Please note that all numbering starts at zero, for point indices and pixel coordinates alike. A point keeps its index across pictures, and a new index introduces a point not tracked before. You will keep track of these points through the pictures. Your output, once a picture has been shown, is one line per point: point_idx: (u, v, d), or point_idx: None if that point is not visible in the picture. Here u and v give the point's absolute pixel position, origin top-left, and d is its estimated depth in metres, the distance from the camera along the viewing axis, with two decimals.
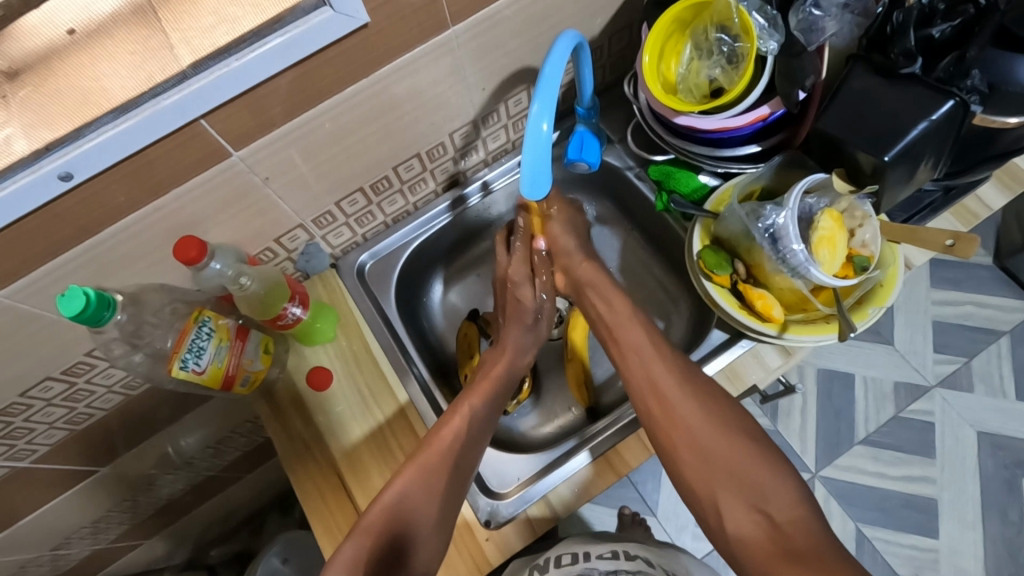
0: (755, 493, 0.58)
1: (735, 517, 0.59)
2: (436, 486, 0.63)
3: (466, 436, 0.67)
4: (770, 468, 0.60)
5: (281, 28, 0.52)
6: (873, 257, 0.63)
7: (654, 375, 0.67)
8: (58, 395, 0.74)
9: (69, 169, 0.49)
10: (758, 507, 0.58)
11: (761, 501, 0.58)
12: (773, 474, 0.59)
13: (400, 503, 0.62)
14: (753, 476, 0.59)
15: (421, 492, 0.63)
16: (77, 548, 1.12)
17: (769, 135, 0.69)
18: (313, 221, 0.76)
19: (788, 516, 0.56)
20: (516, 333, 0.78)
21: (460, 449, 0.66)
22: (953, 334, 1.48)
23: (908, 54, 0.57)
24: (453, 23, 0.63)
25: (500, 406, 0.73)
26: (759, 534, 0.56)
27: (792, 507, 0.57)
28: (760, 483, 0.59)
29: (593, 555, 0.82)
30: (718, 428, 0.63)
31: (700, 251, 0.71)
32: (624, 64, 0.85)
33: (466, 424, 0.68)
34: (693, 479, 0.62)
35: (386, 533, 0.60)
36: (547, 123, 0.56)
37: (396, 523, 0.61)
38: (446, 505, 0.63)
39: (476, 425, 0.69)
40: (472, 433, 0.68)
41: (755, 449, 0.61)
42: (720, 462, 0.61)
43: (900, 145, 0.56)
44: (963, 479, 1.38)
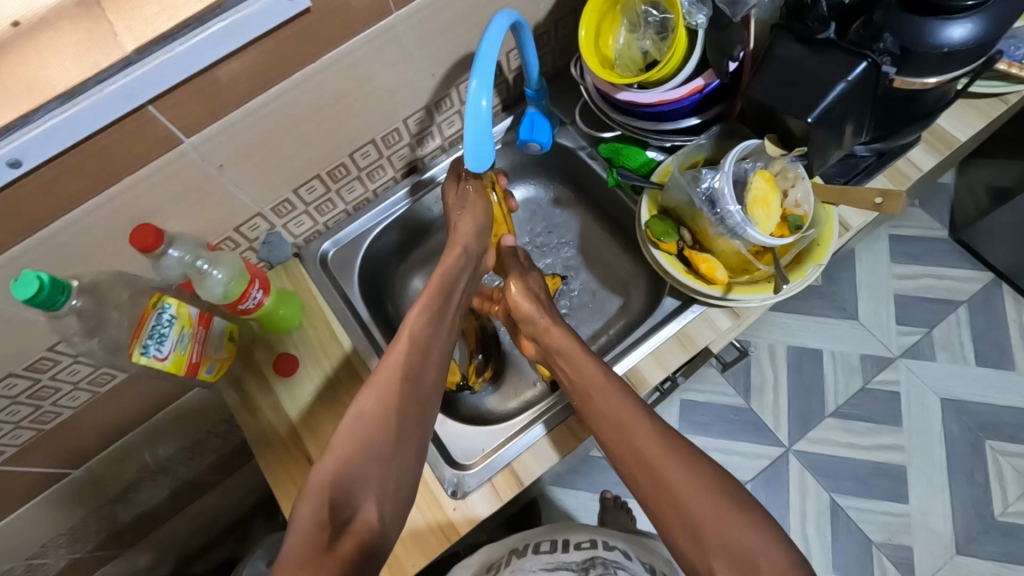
0: (749, 566, 0.55)
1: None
2: (395, 399, 0.64)
3: (418, 340, 0.68)
4: (758, 530, 0.57)
5: (224, 12, 0.54)
6: (806, 216, 0.67)
7: (625, 427, 0.65)
8: (23, 392, 0.75)
9: (17, 156, 0.50)
10: (735, 557, 0.56)
11: (753, 569, 0.55)
12: (761, 537, 0.57)
13: (362, 420, 0.62)
14: (743, 542, 0.56)
15: (382, 398, 0.63)
16: (54, 558, 1.11)
17: (708, 107, 0.72)
18: (272, 209, 0.78)
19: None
20: (453, 258, 0.75)
21: (412, 364, 0.67)
22: (913, 305, 1.54)
23: (823, 20, 0.60)
24: (397, 8, 0.65)
25: (447, 314, 0.73)
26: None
27: (783, 570, 0.54)
28: (750, 547, 0.56)
29: (572, 543, 0.84)
30: (697, 477, 0.61)
31: (647, 220, 0.73)
32: (572, 48, 0.87)
33: (416, 338, 0.68)
34: (685, 546, 0.58)
35: (353, 449, 0.60)
36: (486, 99, 0.59)
37: (368, 430, 0.61)
38: (409, 416, 0.64)
39: (427, 339, 0.69)
40: (421, 342, 0.69)
41: (725, 487, 0.60)
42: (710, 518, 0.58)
43: (822, 105, 0.59)
44: (930, 445, 1.42)
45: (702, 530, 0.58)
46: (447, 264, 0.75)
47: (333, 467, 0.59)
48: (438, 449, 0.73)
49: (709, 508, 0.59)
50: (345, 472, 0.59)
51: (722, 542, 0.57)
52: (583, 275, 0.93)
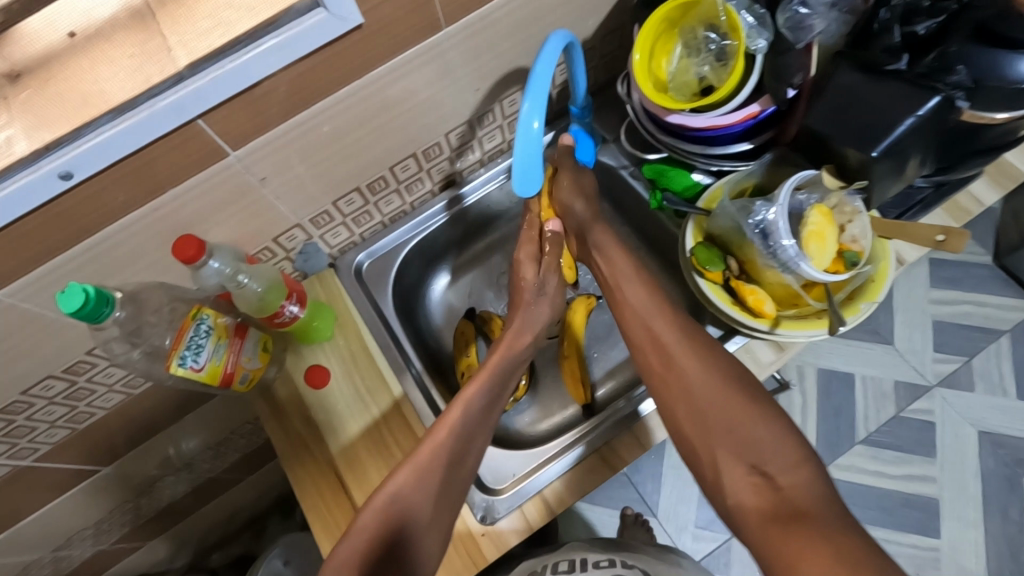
0: (753, 453, 0.57)
1: (728, 468, 0.58)
2: (435, 478, 0.63)
3: (467, 426, 0.68)
4: (769, 424, 0.58)
5: (276, 29, 0.53)
6: (863, 253, 0.64)
7: (645, 318, 0.69)
8: (59, 394, 0.75)
9: (69, 168, 0.50)
10: (741, 445, 0.57)
11: (759, 460, 0.56)
12: (772, 432, 0.57)
13: (399, 497, 0.62)
14: (753, 435, 0.58)
15: (417, 482, 0.63)
16: (80, 549, 1.11)
17: (760, 132, 0.69)
18: (310, 221, 0.77)
19: (787, 479, 0.54)
20: (514, 339, 0.77)
21: (457, 445, 0.66)
22: (950, 333, 1.46)
23: (892, 51, 0.58)
24: (447, 24, 0.64)
25: (500, 404, 0.73)
26: (753, 491, 0.55)
27: (793, 466, 0.55)
28: (757, 439, 0.57)
29: (591, 562, 0.82)
30: (708, 362, 0.63)
31: (692, 248, 0.71)
32: (618, 65, 0.86)
33: (462, 421, 0.68)
34: (687, 426, 0.62)
35: (388, 526, 0.60)
36: (538, 121, 0.57)
37: (397, 516, 0.61)
38: (443, 499, 0.64)
39: (472, 422, 0.69)
40: (469, 425, 0.68)
41: (755, 400, 0.60)
42: (717, 399, 0.60)
43: (888, 140, 0.57)
44: (964, 477, 1.36)
45: (707, 415, 0.60)
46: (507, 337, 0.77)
47: (365, 542, 0.59)
48: None
49: (721, 402, 0.60)
50: (375, 551, 0.59)
51: (732, 433, 0.58)
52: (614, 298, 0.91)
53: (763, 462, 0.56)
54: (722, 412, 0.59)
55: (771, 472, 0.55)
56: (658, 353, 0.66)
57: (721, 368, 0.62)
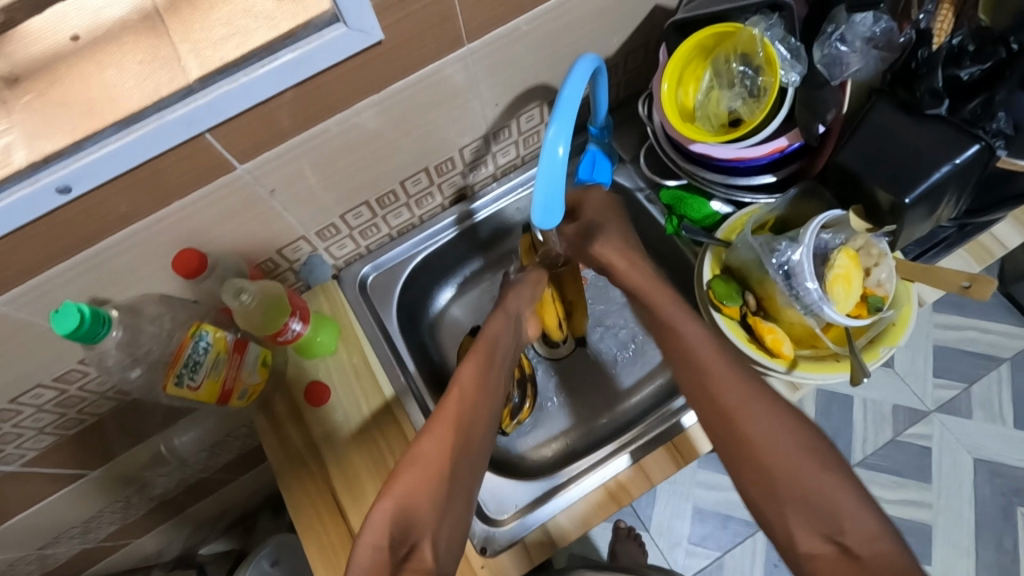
0: (831, 524, 0.52)
1: (802, 538, 0.53)
2: (444, 472, 0.58)
3: (471, 409, 0.63)
4: (842, 488, 0.53)
5: (294, 43, 0.51)
6: (887, 297, 0.62)
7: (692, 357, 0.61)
8: (50, 401, 0.72)
9: (68, 182, 0.48)
10: (812, 510, 0.53)
11: (835, 531, 0.52)
12: (848, 501, 0.53)
13: (407, 494, 0.57)
14: (823, 496, 0.53)
15: (424, 477, 0.58)
16: (65, 547, 1.03)
17: (786, 163, 0.67)
18: (317, 233, 0.75)
19: (867, 547, 0.51)
20: (501, 319, 0.70)
21: (461, 431, 0.61)
22: (951, 358, 1.45)
23: (935, 93, 0.57)
24: (470, 40, 0.62)
25: (497, 378, 0.66)
26: (830, 563, 0.51)
27: (871, 534, 0.51)
28: (834, 508, 0.52)
29: None
30: (775, 421, 0.57)
31: (710, 281, 0.69)
32: (638, 83, 0.83)
33: (461, 410, 0.62)
34: (757, 496, 0.56)
35: (396, 527, 0.56)
36: (563, 147, 0.54)
37: (403, 515, 0.56)
38: (462, 473, 0.60)
39: (475, 396, 0.63)
40: (470, 410, 0.63)
41: (817, 451, 0.55)
42: (788, 466, 0.54)
43: (923, 185, 0.56)
44: (959, 504, 1.34)
45: (780, 487, 0.54)
46: (495, 326, 0.70)
47: (374, 548, 0.54)
48: None
49: (794, 465, 0.54)
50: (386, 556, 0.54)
51: (800, 494, 0.53)
52: (614, 325, 0.90)
53: (839, 532, 0.52)
54: (800, 482, 0.54)
55: (850, 543, 0.51)
56: (715, 409, 0.59)
57: (793, 427, 0.56)
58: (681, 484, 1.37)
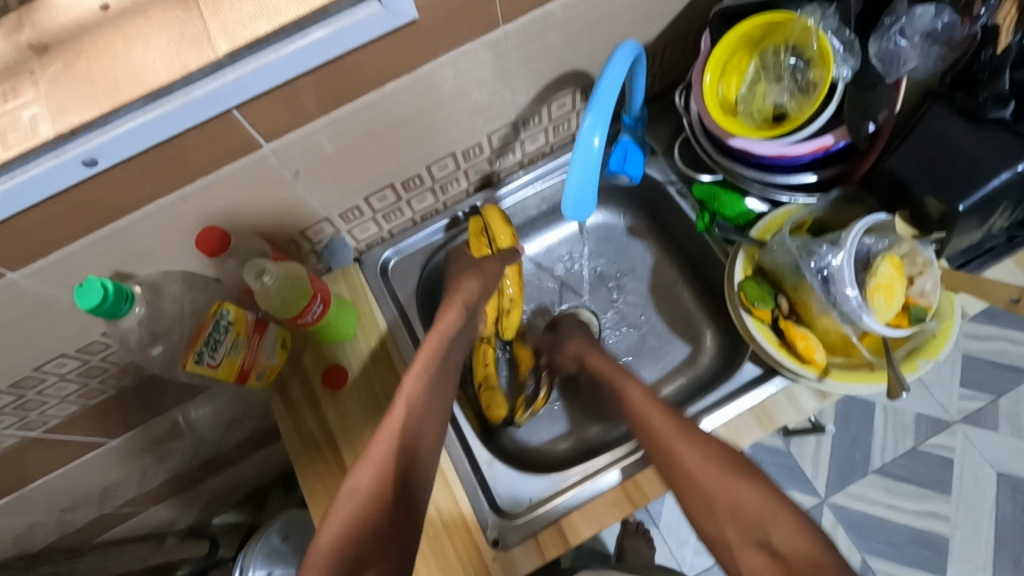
0: (760, 530, 0.55)
1: (736, 545, 0.55)
2: (393, 469, 0.60)
3: (418, 408, 0.65)
4: (768, 498, 0.56)
5: (325, 20, 0.49)
6: (931, 308, 0.59)
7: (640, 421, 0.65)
8: (72, 371, 0.73)
9: (94, 155, 0.47)
10: (742, 518, 0.56)
11: (763, 537, 0.54)
12: (779, 508, 0.55)
13: (359, 490, 0.59)
14: (745, 504, 0.56)
15: (374, 475, 0.60)
16: (84, 513, 1.04)
17: (828, 164, 0.64)
18: (340, 215, 0.74)
19: (792, 547, 0.53)
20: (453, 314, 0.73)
21: (409, 428, 0.63)
22: (980, 369, 1.36)
23: (999, 98, 0.55)
24: (505, 22, 0.59)
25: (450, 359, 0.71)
26: (762, 568, 0.53)
27: (793, 535, 0.54)
28: (759, 516, 0.55)
29: None
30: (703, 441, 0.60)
31: (742, 282, 0.67)
32: (676, 73, 0.80)
33: (410, 409, 0.64)
34: (697, 515, 0.58)
35: (354, 527, 0.57)
36: (599, 137, 0.52)
37: (359, 513, 0.58)
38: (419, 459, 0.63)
39: (422, 398, 0.66)
40: (417, 408, 0.65)
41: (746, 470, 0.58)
42: (716, 480, 0.58)
43: (978, 194, 0.54)
44: (978, 518, 1.28)
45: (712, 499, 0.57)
46: (447, 317, 0.73)
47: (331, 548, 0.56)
48: (484, 493, 0.70)
49: (723, 482, 0.57)
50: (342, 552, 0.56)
51: (732, 507, 0.56)
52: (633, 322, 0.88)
53: (769, 538, 0.54)
54: (730, 495, 0.57)
55: (778, 546, 0.53)
56: (653, 444, 0.62)
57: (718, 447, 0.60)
58: None
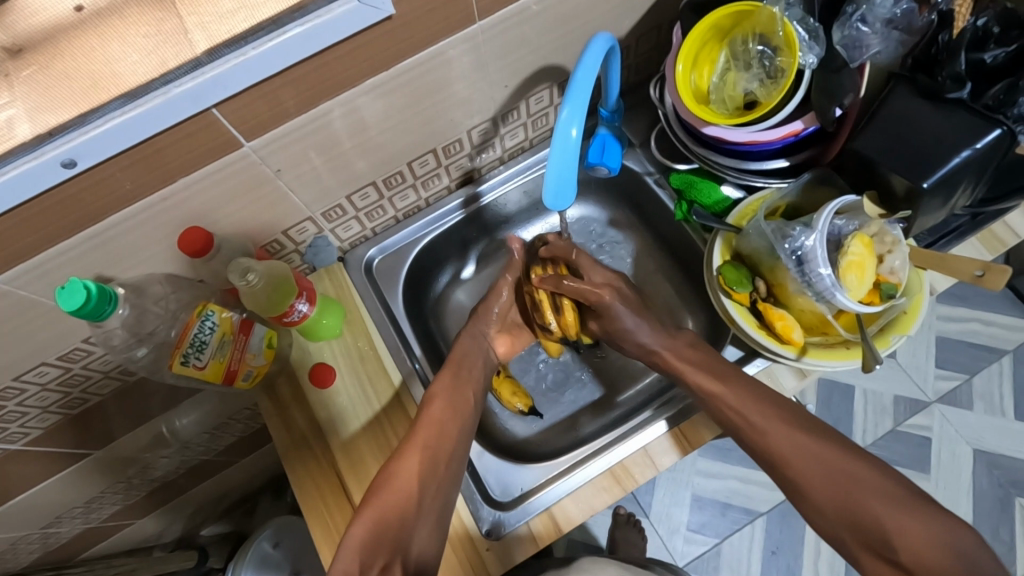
0: (880, 542, 0.53)
1: (854, 547, 0.56)
2: (432, 469, 0.64)
3: (451, 410, 0.69)
4: (893, 509, 0.54)
5: (303, 16, 0.49)
6: (901, 285, 0.61)
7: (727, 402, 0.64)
8: (54, 379, 0.72)
9: (73, 156, 0.47)
10: (860, 528, 0.55)
11: (886, 547, 0.53)
12: (898, 515, 0.53)
13: (395, 482, 0.62)
14: (866, 509, 0.55)
15: (413, 471, 0.63)
16: (69, 527, 1.02)
17: (800, 149, 0.66)
18: (323, 213, 0.74)
19: (918, 562, 0.51)
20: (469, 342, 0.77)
21: (444, 428, 0.67)
22: (953, 349, 1.40)
23: (956, 78, 0.57)
24: (481, 17, 0.60)
25: (464, 394, 0.71)
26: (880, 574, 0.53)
27: (924, 544, 0.51)
28: (884, 525, 0.53)
29: None
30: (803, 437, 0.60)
31: (720, 266, 0.68)
32: (649, 66, 0.82)
33: (443, 412, 0.68)
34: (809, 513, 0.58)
35: (389, 514, 0.61)
36: (577, 129, 0.53)
37: (395, 505, 0.61)
38: (428, 498, 0.63)
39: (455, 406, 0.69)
40: (453, 411, 0.69)
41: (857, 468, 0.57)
42: (824, 482, 0.57)
43: (941, 172, 0.56)
44: (957, 495, 1.32)
45: (820, 498, 0.57)
46: (463, 345, 0.77)
47: (367, 530, 0.59)
48: (475, 484, 0.71)
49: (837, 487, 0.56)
50: (379, 531, 0.59)
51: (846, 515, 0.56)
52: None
53: (893, 551, 0.53)
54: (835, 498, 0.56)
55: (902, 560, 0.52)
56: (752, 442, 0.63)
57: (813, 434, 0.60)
58: (682, 471, 1.36)
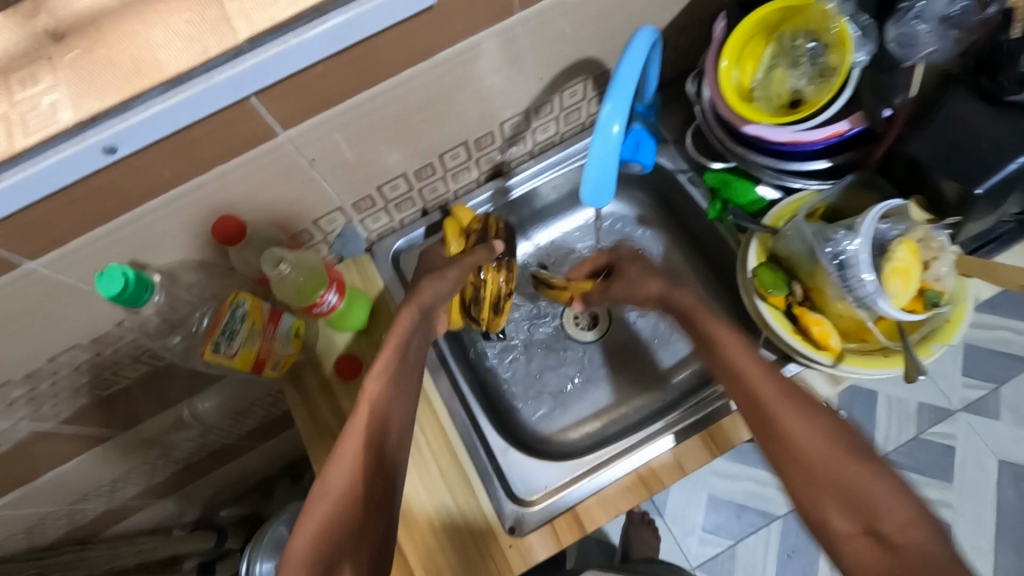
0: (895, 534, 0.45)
1: (835, 522, 0.46)
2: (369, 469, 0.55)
3: (385, 399, 0.60)
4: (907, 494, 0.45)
5: (345, 5, 0.48)
6: (946, 293, 0.60)
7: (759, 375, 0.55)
8: (86, 362, 0.73)
9: (113, 143, 0.47)
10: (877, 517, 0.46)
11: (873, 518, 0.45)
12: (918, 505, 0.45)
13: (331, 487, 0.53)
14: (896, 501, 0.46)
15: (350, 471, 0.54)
16: (93, 505, 1.04)
17: (842, 151, 0.64)
18: (353, 205, 0.74)
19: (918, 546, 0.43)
20: (408, 316, 0.66)
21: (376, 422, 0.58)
22: (982, 357, 1.37)
23: (1020, 81, 0.54)
24: (521, 9, 0.59)
25: (411, 382, 0.63)
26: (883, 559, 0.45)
27: (908, 521, 0.44)
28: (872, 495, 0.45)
29: None
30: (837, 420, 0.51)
31: (756, 269, 0.67)
32: (686, 61, 0.80)
33: (376, 402, 0.59)
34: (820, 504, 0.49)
35: (335, 522, 0.51)
36: (619, 125, 0.52)
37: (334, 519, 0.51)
38: (388, 459, 0.57)
39: (391, 397, 0.60)
40: (385, 401, 0.59)
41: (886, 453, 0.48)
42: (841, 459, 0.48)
43: (995, 178, 0.55)
44: (980, 506, 1.29)
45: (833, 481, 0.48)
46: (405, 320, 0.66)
47: (308, 546, 0.50)
48: (499, 481, 0.71)
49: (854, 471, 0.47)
50: (318, 544, 0.50)
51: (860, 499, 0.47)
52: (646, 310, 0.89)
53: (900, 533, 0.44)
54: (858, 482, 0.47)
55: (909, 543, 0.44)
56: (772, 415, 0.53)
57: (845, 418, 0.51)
58: (698, 472, 1.35)
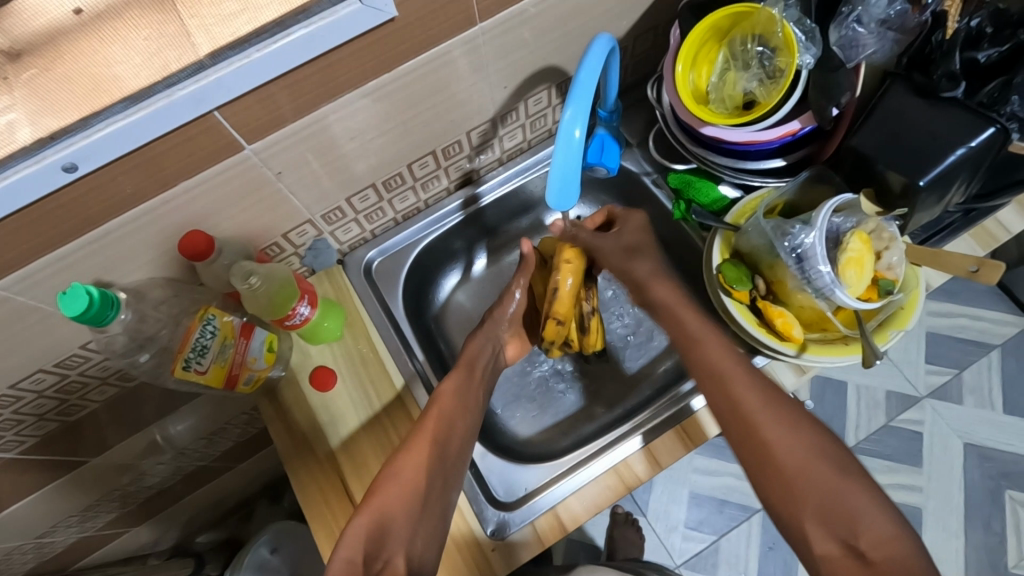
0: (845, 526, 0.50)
1: (816, 539, 0.51)
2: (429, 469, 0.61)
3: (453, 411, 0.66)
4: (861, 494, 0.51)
5: (306, 19, 0.49)
6: (898, 280, 0.62)
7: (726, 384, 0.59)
8: (51, 387, 0.71)
9: (75, 160, 0.46)
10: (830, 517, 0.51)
11: (850, 532, 0.50)
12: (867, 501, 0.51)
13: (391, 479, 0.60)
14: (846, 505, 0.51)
15: (412, 469, 0.61)
16: (63, 536, 1.00)
17: (794, 149, 0.67)
18: (323, 216, 0.74)
19: (878, 548, 0.49)
20: (479, 342, 0.74)
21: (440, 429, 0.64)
22: (943, 343, 1.42)
23: (951, 77, 0.59)
24: (482, 19, 0.60)
25: (475, 394, 0.69)
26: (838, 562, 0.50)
27: (887, 536, 0.49)
28: (849, 506, 0.51)
29: None
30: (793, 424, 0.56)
31: (720, 265, 0.69)
32: (646, 66, 0.83)
33: (445, 411, 0.66)
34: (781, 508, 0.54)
35: (392, 510, 0.58)
36: (580, 129, 0.53)
37: (383, 510, 0.58)
38: (443, 462, 0.63)
39: (456, 411, 0.66)
40: (452, 412, 0.66)
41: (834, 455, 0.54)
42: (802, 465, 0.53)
43: (936, 170, 0.58)
44: (949, 488, 1.33)
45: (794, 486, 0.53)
46: (474, 345, 0.74)
47: (365, 526, 0.57)
48: (479, 486, 0.71)
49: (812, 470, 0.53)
50: (375, 531, 0.57)
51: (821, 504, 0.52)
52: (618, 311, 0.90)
53: (853, 535, 0.50)
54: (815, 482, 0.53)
55: (863, 546, 0.49)
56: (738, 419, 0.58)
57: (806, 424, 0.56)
58: (679, 469, 1.37)
